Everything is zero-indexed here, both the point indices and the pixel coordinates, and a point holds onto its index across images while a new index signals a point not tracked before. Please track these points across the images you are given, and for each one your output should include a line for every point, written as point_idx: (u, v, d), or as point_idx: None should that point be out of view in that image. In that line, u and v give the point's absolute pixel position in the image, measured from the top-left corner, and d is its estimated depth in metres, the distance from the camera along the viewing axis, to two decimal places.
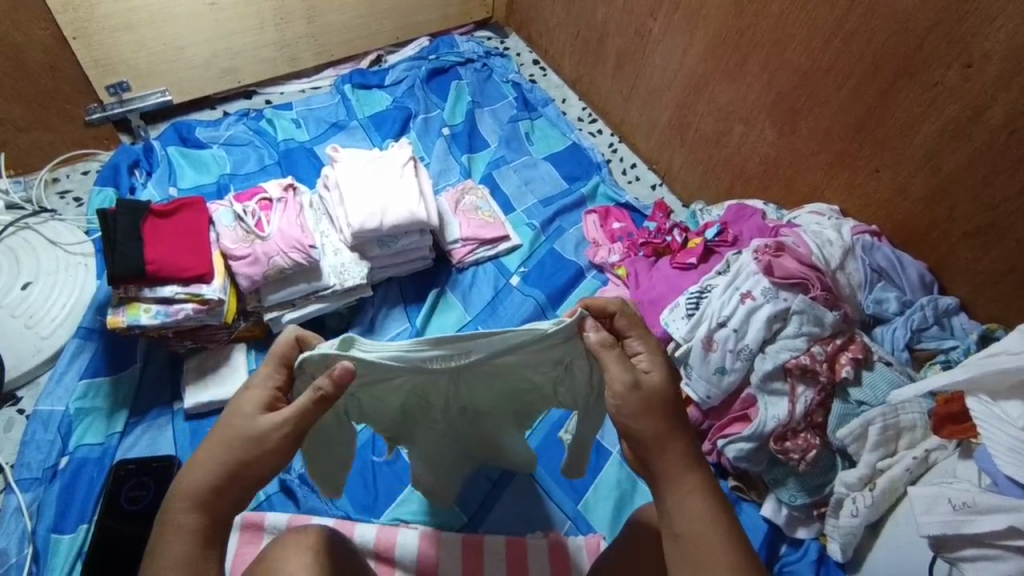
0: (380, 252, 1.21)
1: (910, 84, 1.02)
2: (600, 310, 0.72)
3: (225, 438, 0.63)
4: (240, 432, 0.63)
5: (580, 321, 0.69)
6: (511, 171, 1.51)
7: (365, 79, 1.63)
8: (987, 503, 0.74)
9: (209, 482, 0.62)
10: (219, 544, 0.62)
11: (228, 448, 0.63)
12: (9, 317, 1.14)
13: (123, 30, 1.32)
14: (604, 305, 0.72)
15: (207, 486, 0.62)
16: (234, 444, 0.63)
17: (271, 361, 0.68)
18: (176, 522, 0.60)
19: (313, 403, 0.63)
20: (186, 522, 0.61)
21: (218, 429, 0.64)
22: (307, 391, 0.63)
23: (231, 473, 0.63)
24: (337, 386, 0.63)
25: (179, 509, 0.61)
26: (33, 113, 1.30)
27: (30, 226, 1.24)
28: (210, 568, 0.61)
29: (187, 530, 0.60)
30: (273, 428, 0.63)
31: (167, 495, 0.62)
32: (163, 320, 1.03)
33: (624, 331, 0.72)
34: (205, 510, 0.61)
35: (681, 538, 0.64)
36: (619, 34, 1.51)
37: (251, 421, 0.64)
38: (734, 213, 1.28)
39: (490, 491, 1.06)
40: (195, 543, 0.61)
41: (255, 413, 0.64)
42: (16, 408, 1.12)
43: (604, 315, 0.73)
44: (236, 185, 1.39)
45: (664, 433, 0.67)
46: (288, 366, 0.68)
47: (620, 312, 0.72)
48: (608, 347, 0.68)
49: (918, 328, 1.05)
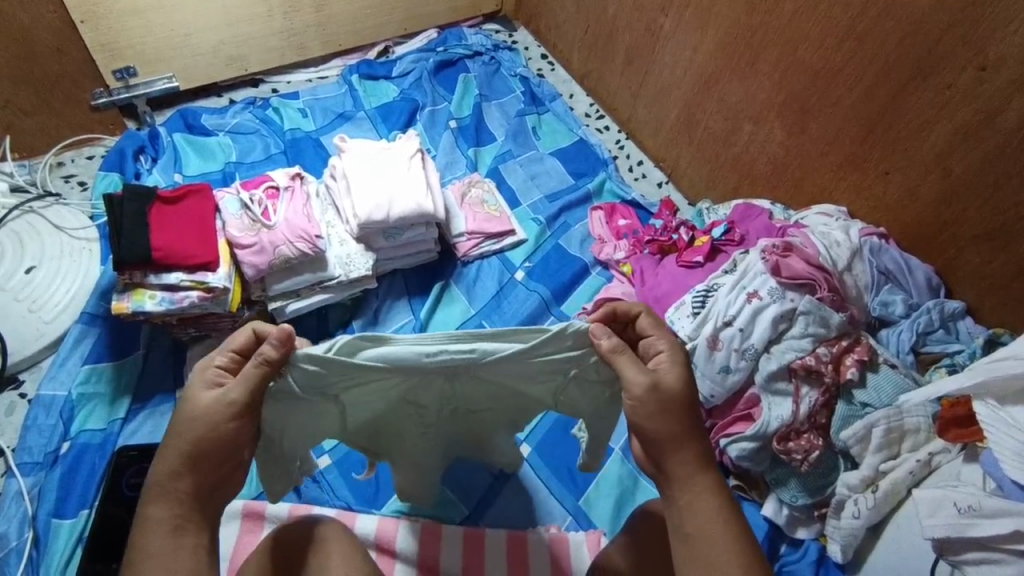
0: (386, 243, 1.20)
1: (923, 87, 1.02)
2: (623, 312, 0.72)
3: (184, 425, 0.63)
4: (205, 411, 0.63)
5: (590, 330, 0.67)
6: (517, 166, 1.50)
7: (372, 69, 1.62)
8: (992, 506, 0.74)
9: (168, 465, 0.63)
10: (198, 526, 0.63)
11: (194, 433, 0.63)
12: (12, 300, 1.14)
13: (132, 15, 1.31)
14: (628, 308, 0.72)
15: (168, 472, 0.63)
16: (193, 429, 0.63)
17: (223, 345, 0.68)
18: (148, 515, 0.62)
19: (264, 370, 0.63)
20: (162, 511, 0.62)
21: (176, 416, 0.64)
22: (252, 361, 0.63)
23: (187, 458, 0.63)
24: (278, 349, 0.62)
25: (148, 503, 0.62)
26: (38, 97, 1.29)
27: (34, 210, 1.23)
28: None
29: (156, 521, 0.62)
30: (217, 401, 0.63)
31: (143, 490, 0.63)
32: (167, 307, 1.02)
33: (646, 331, 0.71)
34: None
35: (689, 539, 0.65)
36: (629, 29, 1.51)
37: (199, 400, 0.64)
38: (741, 213, 1.28)
39: (492, 484, 1.06)
40: (167, 532, 0.62)
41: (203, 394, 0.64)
42: (17, 392, 1.12)
43: (627, 319, 0.72)
44: (241, 173, 1.39)
45: (676, 434, 0.66)
46: (239, 352, 0.67)
47: (644, 313, 0.72)
48: (621, 352, 0.66)
49: (923, 331, 1.06)
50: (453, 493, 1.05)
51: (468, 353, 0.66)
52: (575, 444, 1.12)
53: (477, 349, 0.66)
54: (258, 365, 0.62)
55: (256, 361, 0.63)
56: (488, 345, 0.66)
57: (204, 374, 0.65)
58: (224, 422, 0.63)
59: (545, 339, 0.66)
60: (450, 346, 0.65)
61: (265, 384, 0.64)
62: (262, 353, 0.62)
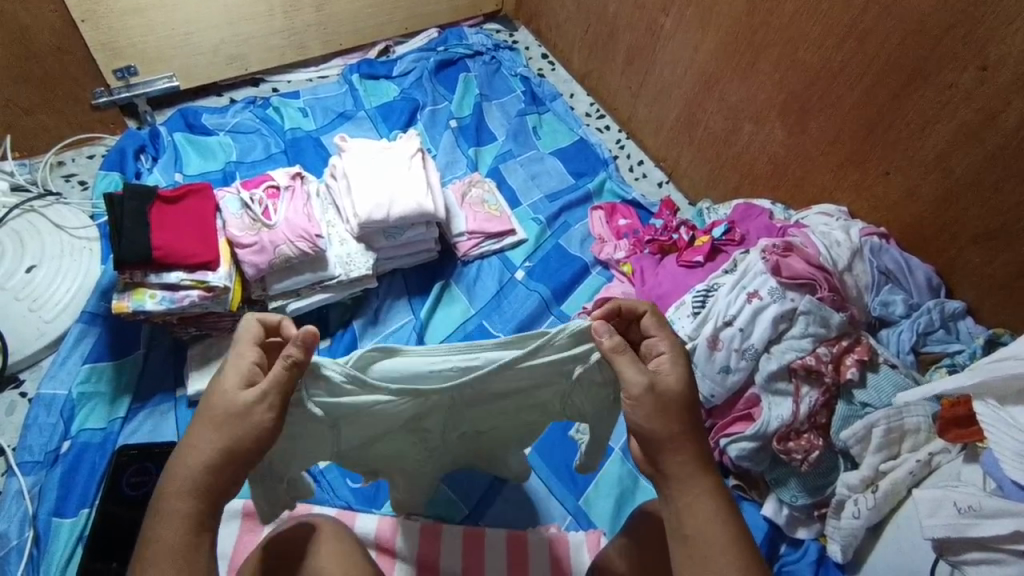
0: (386, 242, 1.21)
1: (924, 86, 1.02)
2: (628, 309, 0.73)
3: (216, 420, 0.62)
4: (226, 412, 0.62)
5: (590, 326, 0.69)
6: (517, 165, 1.50)
7: (372, 69, 1.62)
8: (992, 507, 0.74)
9: (197, 462, 0.61)
10: None
11: (228, 431, 0.61)
12: (13, 300, 1.14)
13: (132, 14, 1.31)
14: (634, 305, 0.72)
15: (200, 469, 0.61)
16: (230, 428, 0.61)
17: (240, 343, 0.66)
18: (170, 509, 0.60)
19: (290, 371, 0.62)
20: None
21: (206, 411, 0.62)
22: (279, 360, 0.62)
23: (227, 455, 0.61)
24: (303, 350, 0.62)
25: (171, 496, 0.60)
26: (39, 95, 1.29)
27: (35, 210, 1.23)
28: (198, 557, 0.60)
29: (181, 516, 0.60)
30: (255, 401, 0.62)
31: (160, 483, 0.61)
32: (168, 306, 1.02)
33: (649, 330, 0.72)
34: (195, 497, 0.60)
35: (689, 539, 0.65)
36: (630, 29, 1.51)
37: (235, 399, 0.62)
38: (741, 213, 1.28)
39: (492, 484, 1.06)
40: (191, 528, 0.60)
41: (240, 393, 0.63)
42: (18, 391, 1.12)
43: (633, 316, 0.73)
44: (242, 172, 1.39)
45: (676, 435, 0.66)
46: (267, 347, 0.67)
47: (650, 312, 0.72)
48: (622, 352, 0.67)
49: (923, 332, 1.06)
50: (453, 493, 1.05)
51: (470, 361, 0.69)
52: (575, 446, 1.11)
53: (480, 359, 0.69)
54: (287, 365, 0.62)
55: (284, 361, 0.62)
56: (490, 355, 0.69)
57: (239, 369, 0.64)
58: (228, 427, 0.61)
59: (545, 343, 0.69)
60: (452, 358, 0.69)
61: (290, 384, 0.63)
62: (291, 356, 0.62)
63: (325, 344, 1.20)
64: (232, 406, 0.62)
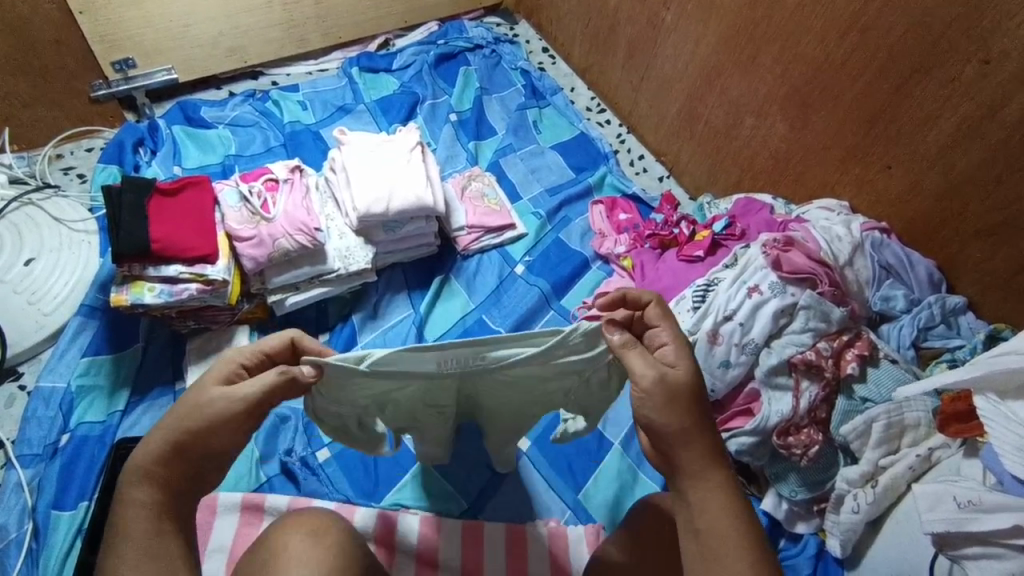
0: (385, 236, 1.20)
1: (927, 79, 1.01)
2: (635, 301, 0.73)
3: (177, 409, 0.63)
4: (195, 404, 0.63)
5: (594, 330, 0.70)
6: (518, 159, 1.50)
7: (373, 62, 1.61)
8: (992, 501, 0.75)
9: (152, 451, 0.61)
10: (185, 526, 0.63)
11: (187, 419, 0.62)
12: (11, 293, 1.13)
13: (131, 6, 1.31)
14: (640, 295, 0.73)
15: (154, 457, 0.61)
16: (186, 415, 0.62)
17: (252, 345, 0.69)
18: (128, 496, 0.60)
19: (278, 379, 0.64)
20: (140, 497, 0.60)
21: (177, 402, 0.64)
22: (274, 369, 0.64)
23: (185, 443, 0.62)
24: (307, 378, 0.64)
25: (144, 482, 0.60)
26: (37, 88, 1.28)
27: (34, 202, 1.22)
28: (167, 541, 0.60)
29: (138, 504, 0.60)
30: (229, 397, 0.63)
31: (121, 476, 0.61)
32: (166, 300, 1.02)
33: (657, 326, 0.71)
34: (157, 485, 0.61)
35: (700, 535, 0.64)
36: (630, 22, 1.50)
37: (208, 392, 0.63)
38: (743, 207, 1.28)
39: (492, 478, 1.06)
40: (150, 516, 0.60)
41: (214, 386, 0.64)
42: (17, 384, 1.12)
43: (638, 308, 0.73)
44: (241, 166, 1.38)
45: (684, 430, 0.66)
46: (268, 355, 0.70)
47: (655, 302, 0.72)
48: (631, 346, 0.68)
49: (924, 326, 1.06)
50: (453, 487, 1.04)
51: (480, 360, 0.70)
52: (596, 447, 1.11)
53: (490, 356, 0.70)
54: (280, 377, 0.64)
55: (278, 373, 0.64)
56: (510, 352, 0.70)
57: (228, 367, 0.67)
58: (192, 414, 0.62)
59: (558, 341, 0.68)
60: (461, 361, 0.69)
61: (273, 394, 0.65)
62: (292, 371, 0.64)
63: (325, 337, 1.21)
64: (202, 400, 0.63)
